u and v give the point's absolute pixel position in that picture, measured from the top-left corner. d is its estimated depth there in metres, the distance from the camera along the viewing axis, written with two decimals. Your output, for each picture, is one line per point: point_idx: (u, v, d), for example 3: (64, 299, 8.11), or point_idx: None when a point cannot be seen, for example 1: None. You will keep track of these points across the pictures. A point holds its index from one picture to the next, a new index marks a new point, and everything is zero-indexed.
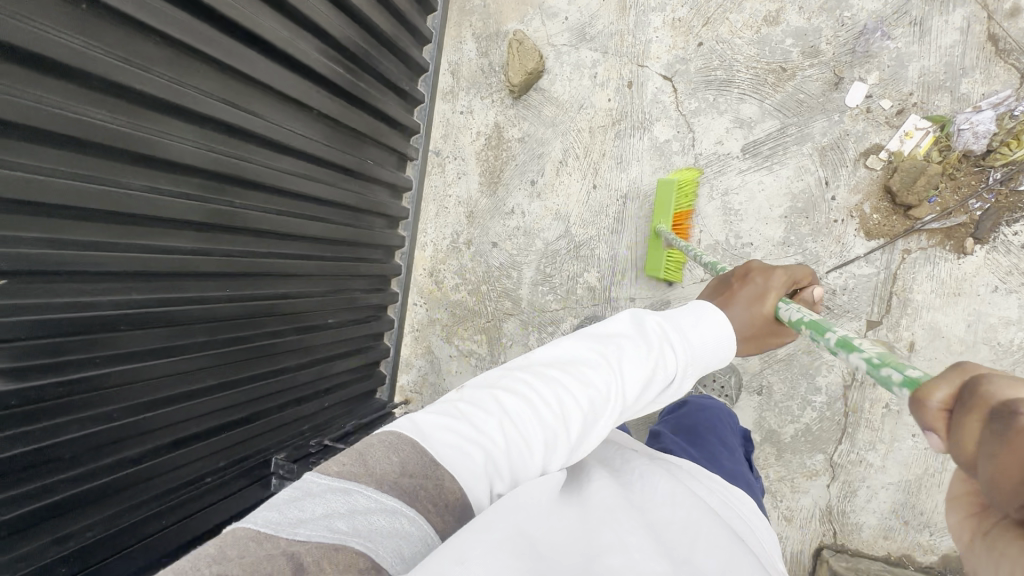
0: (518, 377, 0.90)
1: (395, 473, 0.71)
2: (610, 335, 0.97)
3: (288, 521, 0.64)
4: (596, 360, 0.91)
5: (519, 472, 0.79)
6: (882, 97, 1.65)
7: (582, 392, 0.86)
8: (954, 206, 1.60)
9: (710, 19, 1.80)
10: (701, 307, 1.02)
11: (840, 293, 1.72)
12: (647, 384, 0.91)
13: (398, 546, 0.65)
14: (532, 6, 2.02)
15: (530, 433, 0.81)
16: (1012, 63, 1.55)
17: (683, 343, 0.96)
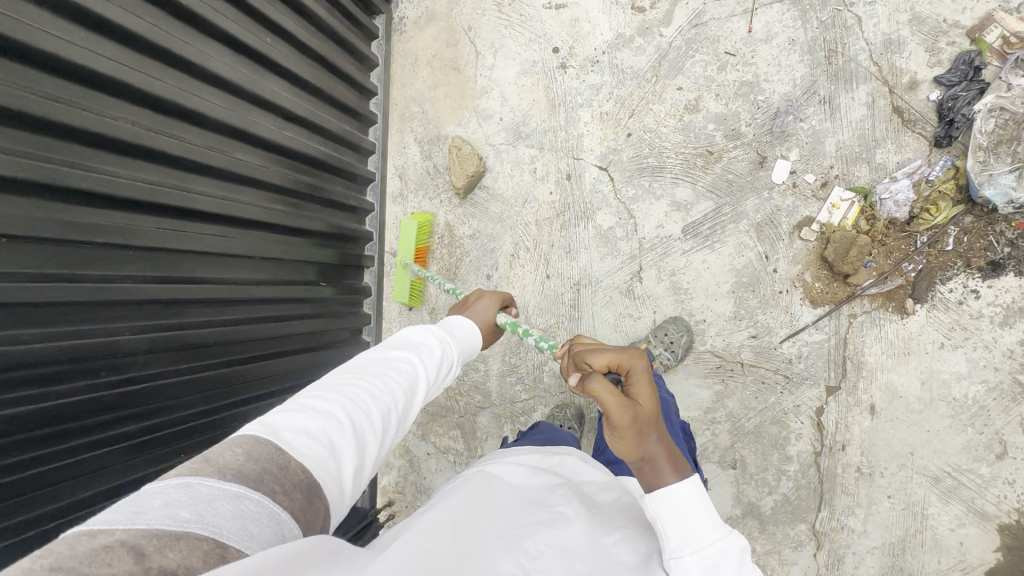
0: (352, 377, 0.94)
1: (238, 459, 0.68)
2: (398, 343, 1.10)
3: (122, 514, 0.56)
4: (393, 356, 1.05)
5: (366, 446, 0.84)
6: (805, 172, 1.72)
7: (389, 384, 0.96)
8: (889, 270, 1.65)
9: (635, 110, 1.89)
10: (461, 321, 1.34)
11: (796, 361, 1.75)
12: (442, 374, 1.12)
13: (246, 525, 0.62)
14: (467, 109, 2.10)
15: (367, 410, 0.87)
16: (919, 132, 1.63)
17: (456, 341, 1.23)
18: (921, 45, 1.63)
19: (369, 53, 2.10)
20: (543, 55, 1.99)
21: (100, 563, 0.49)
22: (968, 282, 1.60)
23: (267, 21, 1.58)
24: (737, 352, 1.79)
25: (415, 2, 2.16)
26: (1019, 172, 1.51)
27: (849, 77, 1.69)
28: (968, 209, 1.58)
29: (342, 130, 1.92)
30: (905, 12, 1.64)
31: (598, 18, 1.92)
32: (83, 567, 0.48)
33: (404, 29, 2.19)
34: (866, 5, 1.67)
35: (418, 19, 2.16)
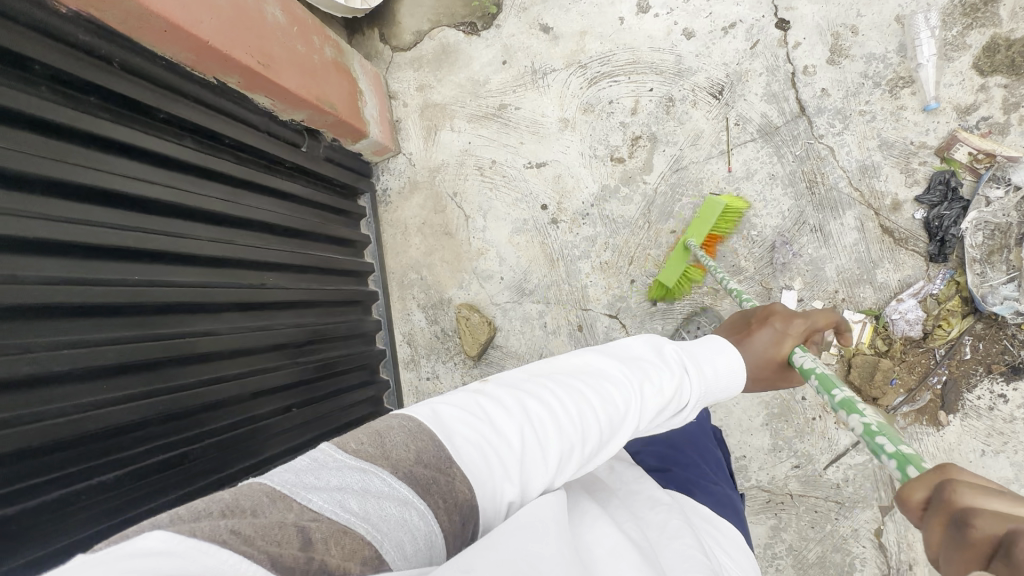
0: (546, 387, 0.83)
1: (411, 462, 0.64)
2: (631, 357, 0.94)
3: (303, 486, 0.57)
4: (659, 370, 0.93)
5: (533, 481, 0.73)
6: (813, 298, 1.76)
7: (607, 411, 0.83)
8: (915, 385, 1.67)
9: (633, 257, 1.92)
10: (716, 340, 1.05)
11: (844, 484, 1.74)
12: (665, 410, 0.91)
13: (401, 540, 0.58)
14: (466, 271, 2.11)
15: (547, 439, 0.76)
16: (913, 249, 1.68)
17: (700, 376, 0.97)
18: (896, 166, 1.70)
19: (360, 234, 2.10)
20: (532, 212, 2.02)
21: (273, 539, 0.49)
22: (993, 387, 1.63)
23: (267, 262, 1.54)
24: (784, 483, 1.78)
25: (396, 173, 2.18)
26: (1017, 280, 1.57)
27: (835, 205, 1.75)
28: (977, 318, 1.62)
29: (349, 327, 1.90)
30: (874, 138, 1.72)
31: (580, 172, 1.97)
32: (262, 535, 0.49)
33: (390, 200, 2.20)
34: (835, 136, 1.75)
35: (402, 189, 2.18)
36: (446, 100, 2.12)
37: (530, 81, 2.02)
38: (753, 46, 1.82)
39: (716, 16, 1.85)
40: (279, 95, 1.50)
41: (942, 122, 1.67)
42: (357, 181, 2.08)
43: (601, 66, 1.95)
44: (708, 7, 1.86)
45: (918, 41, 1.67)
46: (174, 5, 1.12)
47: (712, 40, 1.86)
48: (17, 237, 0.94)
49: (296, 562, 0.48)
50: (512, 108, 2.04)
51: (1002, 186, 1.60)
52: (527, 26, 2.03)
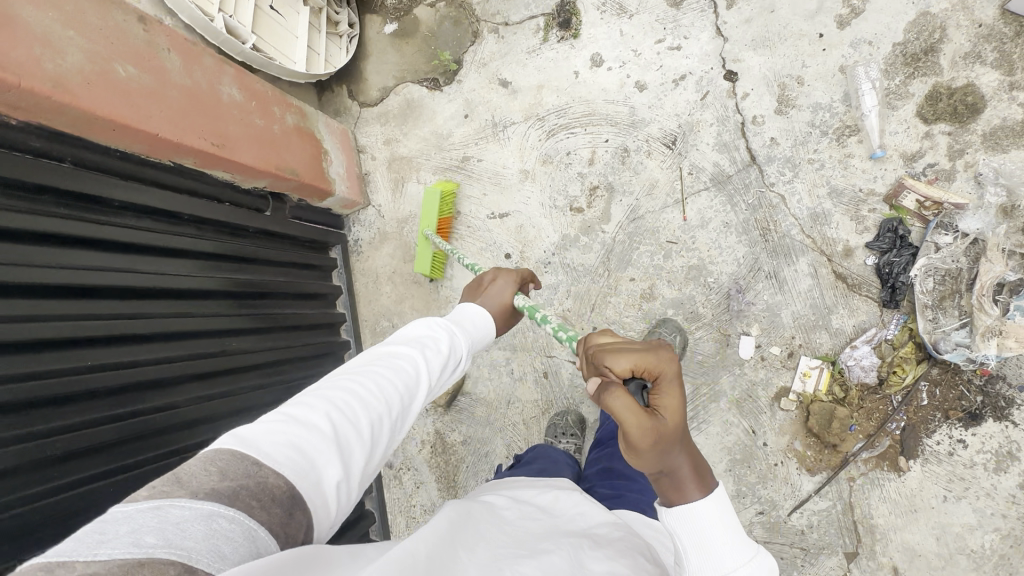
0: (343, 379, 0.88)
1: (213, 480, 0.63)
2: (411, 334, 1.07)
3: (86, 543, 0.52)
4: (434, 338, 1.08)
5: (352, 456, 0.78)
6: (770, 344, 1.77)
7: (401, 376, 0.94)
8: (874, 431, 1.68)
9: (594, 305, 1.95)
10: (477, 306, 1.30)
11: (809, 531, 1.72)
12: (447, 368, 1.07)
13: (216, 548, 0.57)
14: (435, 319, 2.15)
15: (356, 417, 0.82)
16: (866, 294, 1.70)
17: (463, 332, 1.17)
18: (846, 213, 1.72)
19: (331, 286, 2.15)
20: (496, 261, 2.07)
21: None
22: (952, 432, 1.63)
23: (229, 327, 1.60)
24: (749, 530, 1.77)
25: (366, 224, 2.24)
26: (969, 326, 1.57)
27: (788, 252, 1.77)
28: (932, 363, 1.63)
29: (317, 380, 1.95)
30: (823, 186, 1.74)
31: (541, 221, 2.01)
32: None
33: (361, 250, 2.26)
34: (785, 184, 1.78)
35: (372, 239, 2.24)
36: (412, 153, 2.18)
37: (491, 134, 2.08)
38: (703, 97, 1.86)
39: (667, 68, 1.90)
40: (240, 171, 1.58)
41: (889, 169, 1.69)
42: (327, 234, 2.14)
43: (557, 119, 2.01)
44: (659, 60, 1.90)
45: (862, 91, 1.70)
46: (126, 108, 1.20)
47: (663, 92, 1.90)
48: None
49: None
50: (474, 160, 2.10)
51: (950, 232, 1.61)
52: (487, 81, 2.09)
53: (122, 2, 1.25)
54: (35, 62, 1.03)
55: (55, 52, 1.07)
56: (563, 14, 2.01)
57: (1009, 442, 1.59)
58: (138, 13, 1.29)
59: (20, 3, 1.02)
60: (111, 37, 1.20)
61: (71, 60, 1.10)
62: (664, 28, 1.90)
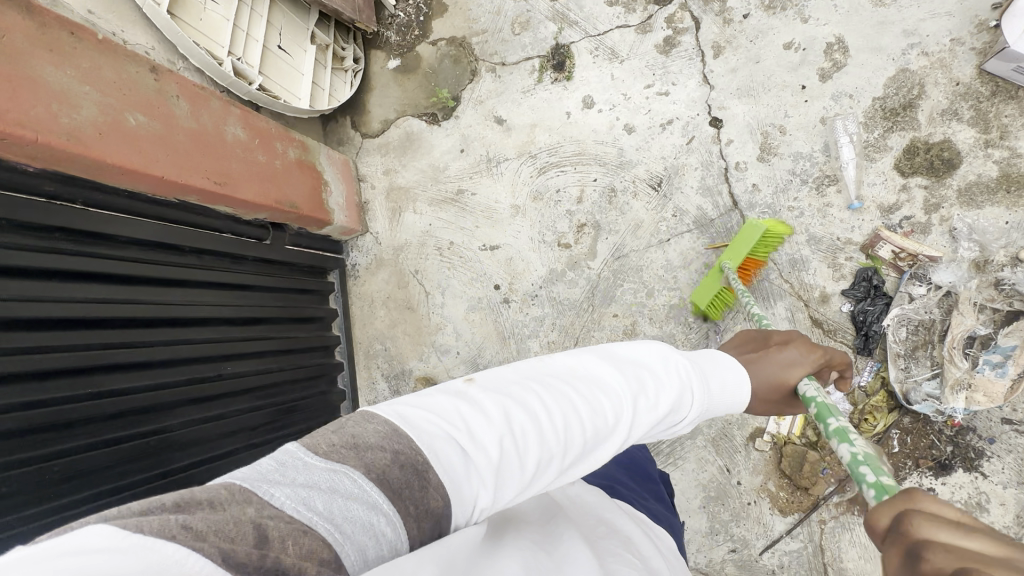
0: (534, 393, 0.74)
1: (389, 462, 0.58)
2: (631, 360, 0.88)
3: (267, 480, 0.53)
4: (658, 380, 0.86)
5: (511, 489, 0.66)
6: None
7: (593, 418, 0.76)
8: (845, 476, 1.71)
9: (579, 338, 2.00)
10: (722, 357, 0.98)
11: (779, 570, 1.75)
12: (667, 413, 0.85)
13: (363, 546, 0.53)
14: (426, 344, 2.22)
15: (526, 448, 0.68)
16: (842, 340, 1.74)
17: (703, 392, 0.90)
18: (823, 260, 1.77)
19: (328, 309, 2.24)
20: (486, 292, 2.14)
21: (225, 536, 0.45)
22: (922, 480, 1.65)
23: (224, 352, 1.68)
24: (721, 566, 1.81)
25: (364, 250, 2.33)
26: (940, 376, 1.61)
27: (766, 295, 1.82)
28: (903, 412, 1.66)
29: (307, 401, 2.03)
30: (802, 233, 1.79)
31: (530, 255, 2.08)
32: (211, 534, 0.44)
33: (358, 275, 2.35)
34: None
35: (369, 265, 2.33)
36: (410, 183, 2.27)
37: (486, 168, 2.16)
38: (689, 142, 1.92)
39: (655, 113, 1.96)
40: (241, 207, 1.68)
41: (866, 220, 1.73)
42: (325, 259, 2.23)
43: (549, 157, 2.08)
44: (647, 104, 1.97)
45: (841, 143, 1.76)
46: (135, 156, 1.30)
47: (651, 135, 1.96)
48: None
49: (248, 558, 0.45)
50: (468, 194, 2.18)
51: (924, 283, 1.65)
52: (483, 118, 2.17)
53: (137, 56, 1.35)
54: (51, 117, 1.12)
55: (70, 107, 1.16)
56: (557, 57, 2.09)
57: (979, 493, 1.61)
58: (150, 63, 1.39)
59: (41, 63, 1.12)
60: (123, 88, 1.30)
61: (84, 113, 1.19)
62: (653, 74, 1.97)
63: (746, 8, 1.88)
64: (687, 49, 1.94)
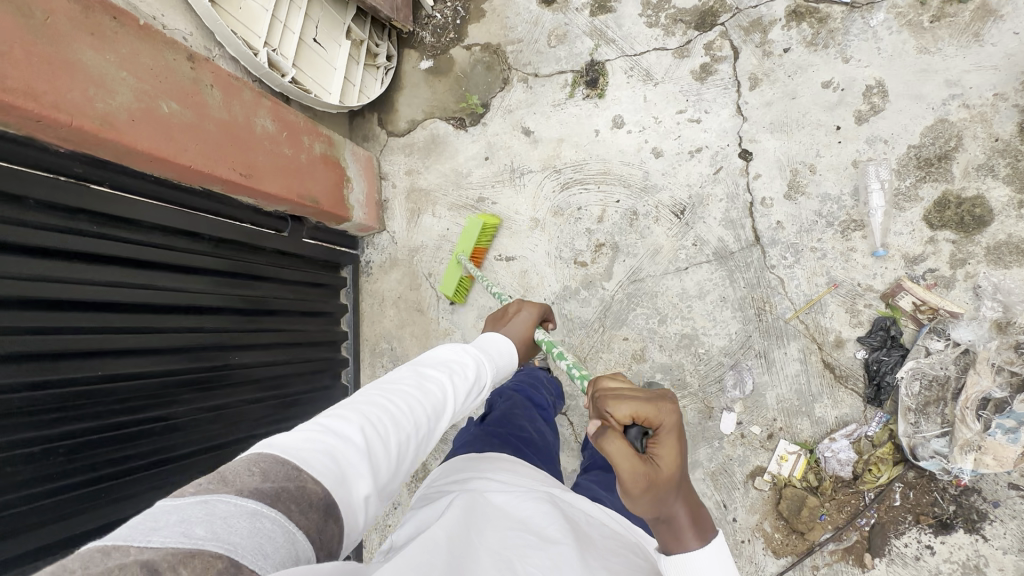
0: (371, 394, 0.91)
1: (255, 481, 0.66)
2: (440, 356, 1.10)
3: (139, 530, 0.55)
4: (462, 364, 1.11)
5: (381, 467, 0.81)
6: (751, 422, 1.80)
7: (426, 394, 0.97)
8: (844, 524, 1.69)
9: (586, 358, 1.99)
10: (498, 338, 1.30)
11: None
12: (474, 388, 1.09)
13: (259, 544, 0.59)
14: (432, 348, 2.22)
15: (385, 434, 0.84)
16: (852, 387, 1.72)
17: (491, 360, 1.20)
18: (841, 305, 1.75)
19: (338, 304, 2.24)
20: (497, 302, 2.13)
21: (110, 575, 0.49)
22: (921, 536, 1.63)
23: (234, 343, 1.67)
24: None
25: (379, 248, 2.33)
26: (949, 435, 1.57)
27: (780, 334, 1.80)
28: (909, 466, 1.65)
29: (309, 395, 2.02)
30: (823, 275, 1.77)
31: (545, 269, 2.07)
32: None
33: (371, 272, 2.35)
34: (786, 268, 1.81)
35: (383, 263, 2.33)
36: (431, 186, 2.26)
37: (508, 178, 2.15)
38: (716, 172, 1.90)
39: (685, 139, 1.95)
40: (263, 199, 1.68)
41: (889, 268, 1.71)
42: (339, 254, 2.23)
43: (573, 173, 2.07)
44: (678, 130, 1.95)
45: (870, 189, 1.74)
46: (162, 141, 1.29)
47: (679, 161, 1.95)
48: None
49: None
50: (489, 202, 2.17)
51: (942, 338, 1.63)
52: (510, 127, 2.16)
53: (174, 42, 1.34)
54: (87, 101, 1.12)
55: (106, 91, 1.16)
56: (591, 73, 2.08)
57: (977, 555, 1.58)
58: (187, 51, 1.38)
59: (82, 47, 1.12)
60: (159, 75, 1.29)
61: (119, 98, 1.19)
62: (686, 100, 1.96)
63: (787, 42, 1.86)
64: (723, 78, 1.92)
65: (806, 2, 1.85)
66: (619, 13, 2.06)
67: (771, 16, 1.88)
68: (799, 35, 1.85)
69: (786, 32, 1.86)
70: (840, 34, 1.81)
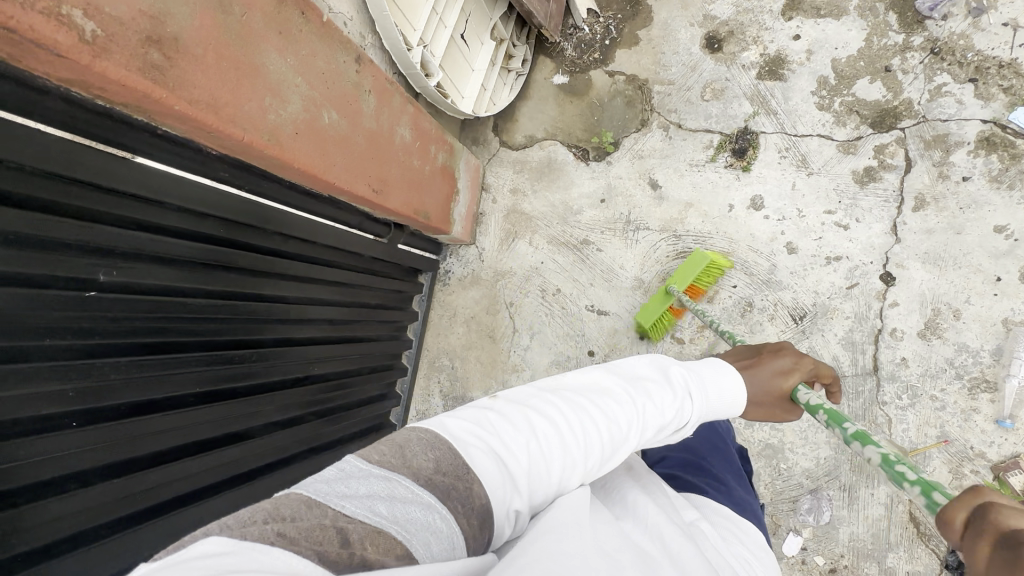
0: (547, 401, 0.85)
1: (429, 470, 0.68)
2: (633, 374, 0.94)
3: (337, 496, 0.61)
4: (660, 390, 0.92)
5: (541, 490, 0.78)
6: (817, 551, 1.74)
7: (609, 427, 0.84)
8: None
9: None
10: (719, 362, 1.00)
11: None
12: (673, 420, 0.91)
13: (428, 535, 0.62)
14: (496, 380, 2.12)
15: (550, 457, 0.79)
16: (932, 548, 1.66)
17: (702, 399, 0.95)
18: (946, 463, 1.66)
19: (409, 311, 2.12)
20: (577, 353, 2.03)
21: (314, 539, 0.54)
22: None
23: (312, 355, 1.57)
24: None
25: (463, 261, 2.21)
26: None
27: (871, 474, 1.72)
28: None
29: (366, 407, 1.93)
30: (935, 426, 1.68)
31: (637, 335, 1.97)
32: (305, 539, 0.53)
33: (448, 282, 2.23)
34: (898, 408, 1.71)
35: (464, 277, 2.21)
36: (535, 212, 2.12)
37: (621, 229, 2.01)
38: (850, 287, 1.78)
39: (825, 243, 1.81)
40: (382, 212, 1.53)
41: (1009, 440, 1.62)
42: (424, 260, 2.10)
43: (693, 243, 1.93)
44: (820, 230, 1.81)
45: (1015, 356, 1.62)
46: (317, 156, 1.14)
47: (811, 264, 1.82)
48: (107, 378, 0.99)
49: (339, 557, 0.54)
50: (593, 247, 2.03)
51: None
52: (637, 175, 2.00)
53: (348, 43, 1.19)
54: (261, 112, 0.97)
55: (279, 101, 1.01)
56: (741, 141, 1.91)
57: None
58: (356, 52, 1.22)
59: (268, 49, 0.96)
60: (328, 80, 1.14)
61: (289, 108, 1.04)
62: (838, 200, 1.81)
63: (969, 170, 1.70)
64: (886, 189, 1.77)
65: (1003, 132, 1.68)
66: (789, 84, 1.88)
67: (959, 136, 1.71)
68: (985, 166, 1.69)
69: (972, 158, 1.70)
70: None
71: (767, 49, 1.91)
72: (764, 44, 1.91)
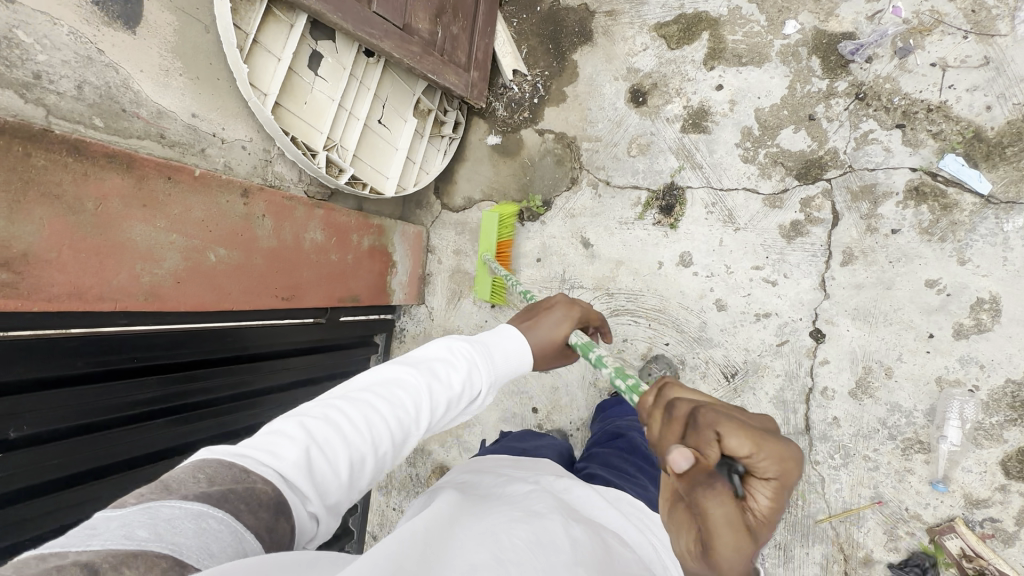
0: (333, 403, 0.82)
1: (201, 486, 0.62)
2: (414, 360, 0.92)
3: (80, 536, 0.52)
4: (445, 369, 0.92)
5: (333, 487, 0.74)
6: None
7: (391, 414, 0.83)
8: None
9: None
10: (508, 330, 1.07)
11: None
12: (462, 394, 0.92)
13: (204, 543, 0.56)
14: (450, 434, 2.20)
15: (337, 454, 0.75)
16: None
17: (489, 365, 0.98)
18: (881, 524, 1.63)
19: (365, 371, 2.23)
20: (522, 408, 2.09)
21: None
22: None
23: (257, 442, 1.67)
24: None
25: (415, 319, 2.27)
26: None
27: (806, 533, 1.71)
28: None
29: None
30: (869, 487, 1.65)
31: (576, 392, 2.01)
32: None
33: (403, 340, 2.28)
34: (831, 468, 1.69)
35: (416, 335, 2.26)
36: None
37: (557, 287, 2.04)
38: (780, 344, 1.75)
39: (754, 299, 1.78)
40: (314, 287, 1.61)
41: (945, 503, 1.57)
42: (376, 321, 2.16)
43: (626, 301, 1.94)
44: (749, 287, 1.79)
45: (948, 417, 1.56)
46: (207, 292, 1.25)
47: (741, 321, 1.79)
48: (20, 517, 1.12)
49: None
50: None
51: None
52: (569, 234, 2.02)
53: (229, 183, 1.29)
54: (134, 279, 1.09)
55: (153, 262, 1.12)
56: (668, 198, 1.89)
57: None
58: (242, 187, 1.32)
59: (133, 224, 1.07)
60: (210, 224, 1.24)
61: (166, 264, 1.15)
62: (766, 256, 1.77)
63: (898, 222, 1.63)
64: (814, 243, 1.72)
65: (933, 180, 1.60)
66: (714, 136, 1.84)
67: (887, 186, 1.64)
68: (915, 217, 1.61)
69: (901, 210, 1.63)
70: (963, 229, 1.57)
71: (690, 101, 1.87)
72: (688, 96, 1.88)
